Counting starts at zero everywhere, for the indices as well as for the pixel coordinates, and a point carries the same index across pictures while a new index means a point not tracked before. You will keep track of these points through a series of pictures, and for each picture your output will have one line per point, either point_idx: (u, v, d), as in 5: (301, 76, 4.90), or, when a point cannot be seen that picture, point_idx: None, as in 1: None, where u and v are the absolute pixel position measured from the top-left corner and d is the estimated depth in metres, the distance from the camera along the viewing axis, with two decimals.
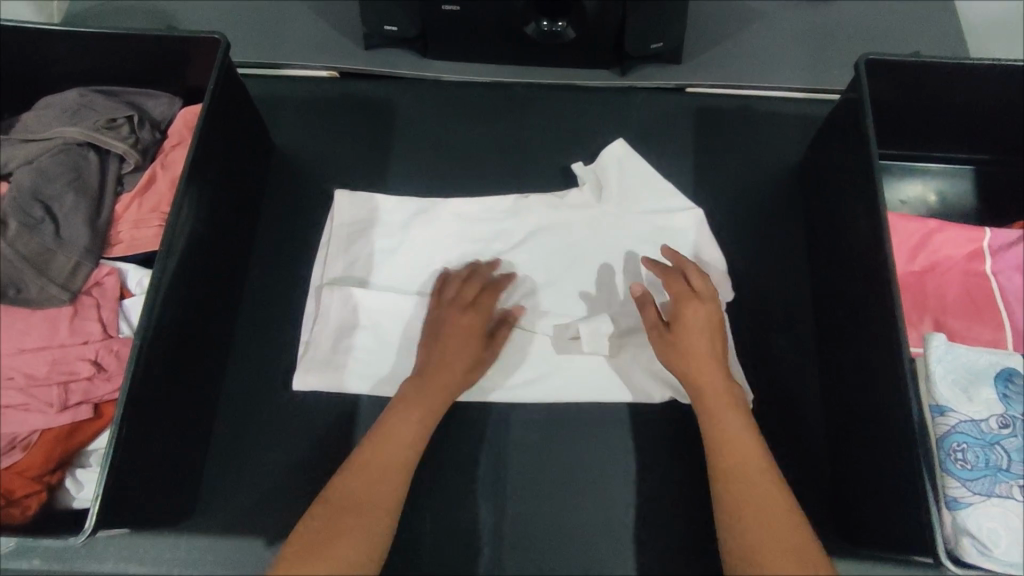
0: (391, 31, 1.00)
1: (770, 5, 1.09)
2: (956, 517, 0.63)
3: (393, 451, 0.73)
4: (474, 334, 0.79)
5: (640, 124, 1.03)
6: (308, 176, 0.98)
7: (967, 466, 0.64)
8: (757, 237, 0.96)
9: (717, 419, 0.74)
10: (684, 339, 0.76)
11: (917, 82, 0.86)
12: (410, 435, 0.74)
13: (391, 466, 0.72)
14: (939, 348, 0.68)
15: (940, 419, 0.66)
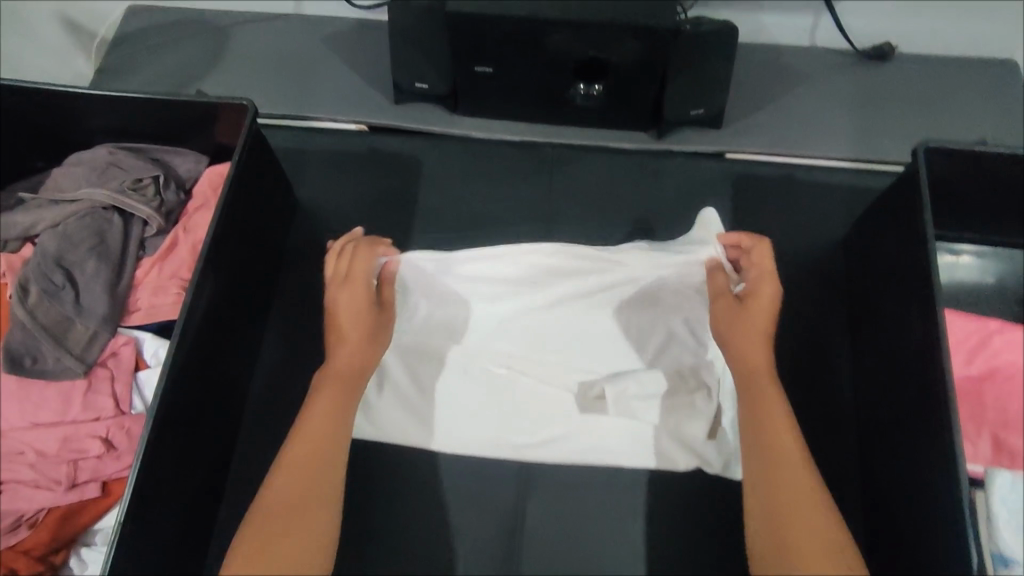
0: (422, 87, 0.98)
1: (818, 68, 1.04)
2: None
3: (314, 437, 0.70)
4: (361, 303, 0.79)
5: (675, 191, 0.98)
6: (330, 234, 0.96)
7: None
8: (797, 317, 0.90)
9: (767, 407, 0.71)
10: (751, 312, 0.76)
11: (978, 168, 0.80)
12: (325, 420, 0.72)
13: (315, 446, 0.70)
14: (1004, 489, 0.63)
15: (1004, 570, 0.62)
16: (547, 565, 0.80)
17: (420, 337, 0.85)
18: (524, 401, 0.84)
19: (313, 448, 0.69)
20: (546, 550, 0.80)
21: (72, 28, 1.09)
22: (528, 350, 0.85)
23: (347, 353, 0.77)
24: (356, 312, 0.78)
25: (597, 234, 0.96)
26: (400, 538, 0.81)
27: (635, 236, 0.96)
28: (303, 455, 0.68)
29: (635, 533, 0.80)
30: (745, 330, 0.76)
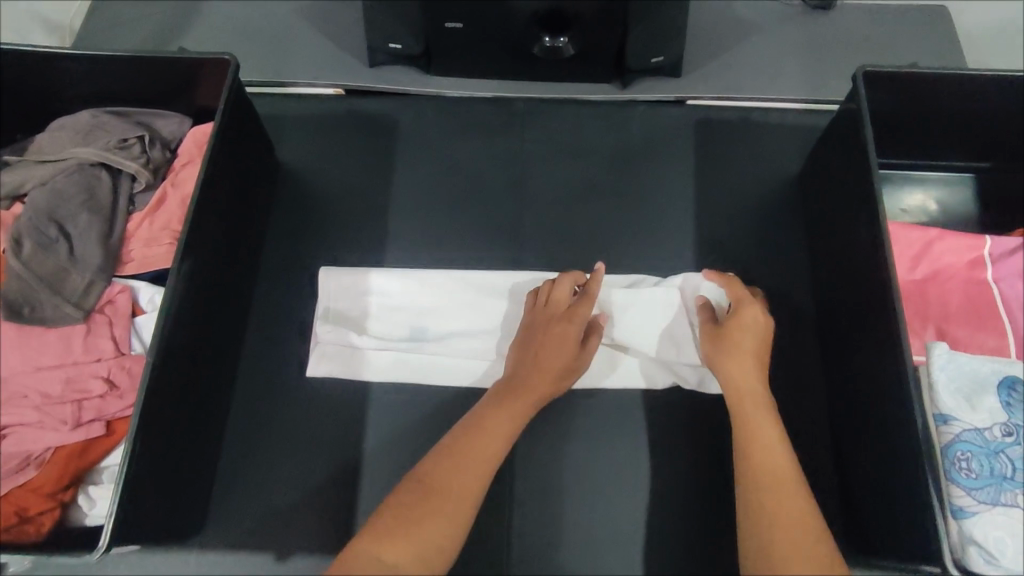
0: (395, 48, 1.01)
1: (768, 17, 1.10)
2: (962, 526, 0.64)
3: (497, 425, 0.74)
4: (566, 335, 0.80)
5: (642, 136, 1.03)
6: (313, 191, 0.99)
7: (972, 475, 0.65)
8: (761, 246, 0.96)
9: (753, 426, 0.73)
10: (734, 334, 0.79)
11: (917, 93, 0.87)
12: (507, 413, 0.75)
13: (494, 437, 0.73)
14: (941, 357, 0.69)
15: (944, 428, 0.67)
16: (539, 482, 0.85)
17: (403, 294, 0.89)
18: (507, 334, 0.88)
19: (487, 442, 0.72)
20: (537, 468, 0.85)
21: (40, 16, 1.06)
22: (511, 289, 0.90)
23: (550, 356, 0.79)
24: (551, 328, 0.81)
25: (571, 179, 1.00)
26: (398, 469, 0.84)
27: (606, 179, 1.00)
28: (478, 447, 0.72)
29: (618, 448, 0.86)
30: (735, 352, 0.78)
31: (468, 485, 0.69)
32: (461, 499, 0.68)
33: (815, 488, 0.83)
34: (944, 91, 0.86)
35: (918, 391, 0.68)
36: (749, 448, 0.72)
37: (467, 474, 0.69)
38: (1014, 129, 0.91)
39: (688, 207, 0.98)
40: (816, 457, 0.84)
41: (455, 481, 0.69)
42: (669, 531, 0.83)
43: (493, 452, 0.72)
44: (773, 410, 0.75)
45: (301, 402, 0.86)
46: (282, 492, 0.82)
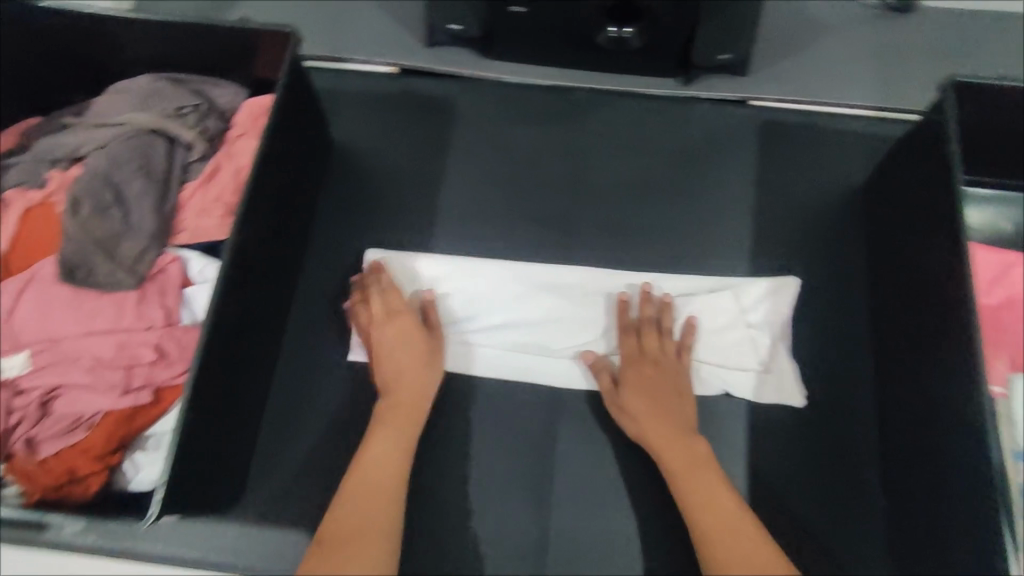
0: (455, 29, 0.99)
1: (843, 17, 1.04)
2: None
3: (382, 458, 0.75)
4: (644, 378, 0.80)
5: (702, 135, 1.00)
6: (363, 170, 0.98)
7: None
8: (821, 256, 0.92)
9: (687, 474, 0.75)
10: (625, 386, 0.80)
11: (1004, 108, 0.82)
12: (385, 446, 0.76)
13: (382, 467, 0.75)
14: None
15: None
16: (578, 484, 0.83)
17: (451, 282, 0.88)
18: (552, 328, 0.87)
19: (381, 474, 0.74)
20: (576, 468, 0.83)
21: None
22: (560, 282, 0.88)
23: (643, 403, 0.79)
24: (416, 345, 0.81)
25: (626, 175, 0.97)
26: (437, 459, 0.83)
27: (662, 177, 0.97)
28: (367, 478, 0.74)
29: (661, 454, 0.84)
30: (629, 406, 0.79)
31: (379, 521, 0.71)
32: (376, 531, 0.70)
33: (862, 511, 0.80)
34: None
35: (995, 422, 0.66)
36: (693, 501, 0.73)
37: (378, 513, 0.71)
38: None
39: (747, 213, 0.95)
40: (864, 480, 0.81)
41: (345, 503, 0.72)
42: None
43: (389, 485, 0.74)
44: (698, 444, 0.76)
45: (343, 383, 0.85)
46: (322, 472, 0.82)
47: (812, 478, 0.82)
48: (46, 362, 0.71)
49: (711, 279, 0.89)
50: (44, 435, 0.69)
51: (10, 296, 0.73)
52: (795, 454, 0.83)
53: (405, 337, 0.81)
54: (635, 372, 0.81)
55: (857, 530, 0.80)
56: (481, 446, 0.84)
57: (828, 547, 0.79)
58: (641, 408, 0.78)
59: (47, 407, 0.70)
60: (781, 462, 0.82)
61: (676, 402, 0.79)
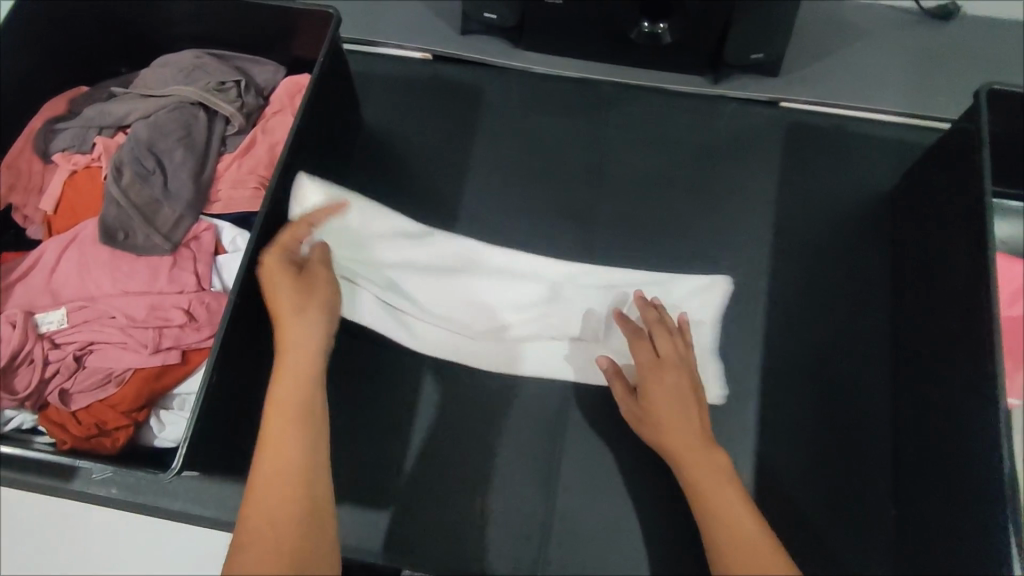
0: (490, 18, 1.00)
1: (881, 21, 1.03)
2: None
3: (286, 450, 0.60)
4: (661, 388, 0.76)
5: (729, 134, 0.99)
6: (391, 153, 1.00)
7: None
8: (843, 261, 0.92)
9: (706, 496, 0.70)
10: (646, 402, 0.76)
11: None
12: (287, 432, 0.61)
13: (278, 464, 0.59)
14: None
15: None
16: (586, 471, 0.84)
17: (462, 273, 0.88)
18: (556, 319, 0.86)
19: (285, 467, 0.59)
20: (583, 455, 0.84)
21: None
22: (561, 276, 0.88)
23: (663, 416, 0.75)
24: (291, 300, 0.68)
25: (650, 170, 0.98)
26: (447, 437, 0.85)
27: (687, 174, 0.97)
28: (278, 466, 0.59)
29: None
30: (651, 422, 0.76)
31: (287, 527, 0.56)
32: (292, 531, 0.56)
33: (869, 516, 0.80)
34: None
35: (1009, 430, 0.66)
36: (713, 524, 0.68)
37: (285, 522, 0.56)
38: None
39: (769, 214, 0.95)
40: (872, 486, 0.81)
41: (261, 510, 0.57)
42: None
43: (297, 482, 0.59)
44: (711, 458, 0.72)
45: (361, 357, 0.88)
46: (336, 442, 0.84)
47: (819, 481, 0.82)
48: (83, 318, 0.74)
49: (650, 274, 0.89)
50: (77, 388, 0.72)
51: (53, 253, 0.77)
52: (804, 456, 0.83)
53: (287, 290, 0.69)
54: (652, 381, 0.76)
55: (862, 535, 0.79)
56: (491, 427, 0.85)
57: (833, 550, 0.79)
58: (660, 414, 0.75)
59: (81, 361, 0.74)
60: (789, 463, 0.82)
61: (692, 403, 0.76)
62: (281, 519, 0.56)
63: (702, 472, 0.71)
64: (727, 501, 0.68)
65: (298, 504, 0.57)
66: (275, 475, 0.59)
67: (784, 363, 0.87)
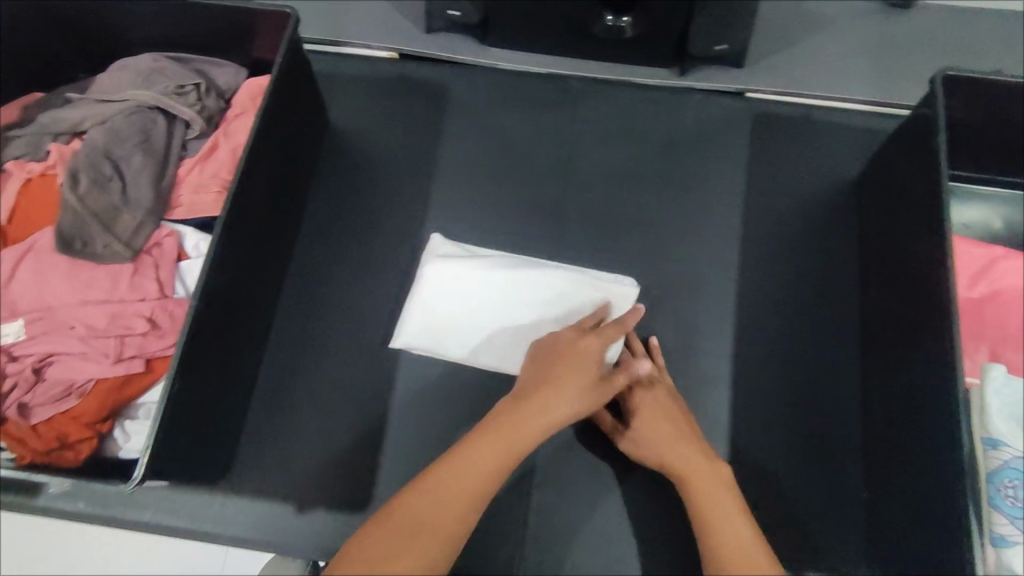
0: (454, 15, 0.99)
1: (842, 10, 1.04)
2: (1000, 555, 0.62)
3: (487, 448, 0.62)
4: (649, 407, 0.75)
5: (696, 125, 1.00)
6: (358, 153, 0.99)
7: (1017, 503, 0.63)
8: (811, 249, 0.92)
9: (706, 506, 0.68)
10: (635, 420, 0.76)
11: (997, 103, 0.82)
12: (497, 452, 0.63)
13: (478, 470, 0.62)
14: (998, 380, 0.66)
15: (993, 453, 0.65)
16: (560, 466, 0.84)
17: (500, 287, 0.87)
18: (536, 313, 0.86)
19: (472, 479, 0.61)
20: (558, 451, 0.84)
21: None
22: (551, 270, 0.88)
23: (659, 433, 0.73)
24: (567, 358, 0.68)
25: (618, 163, 0.98)
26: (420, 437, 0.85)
27: (655, 167, 0.98)
28: (465, 480, 0.61)
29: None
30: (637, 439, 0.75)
31: (439, 538, 0.58)
32: (439, 542, 0.58)
33: (839, 499, 0.81)
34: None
35: (965, 409, 0.66)
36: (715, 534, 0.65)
37: (452, 519, 0.59)
38: None
39: (738, 204, 0.95)
40: (843, 471, 0.82)
41: (419, 512, 0.59)
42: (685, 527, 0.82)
43: (467, 496, 0.61)
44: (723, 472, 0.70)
45: (332, 359, 0.87)
46: (308, 447, 0.83)
47: (792, 468, 0.82)
48: (41, 330, 0.73)
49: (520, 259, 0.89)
50: (37, 401, 0.71)
51: (7, 263, 0.75)
52: (776, 443, 0.83)
53: (579, 365, 0.67)
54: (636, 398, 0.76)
55: (833, 519, 0.80)
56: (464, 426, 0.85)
57: (805, 534, 0.80)
58: (654, 431, 0.74)
59: (41, 373, 0.72)
60: (761, 450, 0.83)
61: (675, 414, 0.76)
62: (432, 526, 0.58)
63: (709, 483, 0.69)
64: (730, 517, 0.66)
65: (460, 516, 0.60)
66: (468, 475, 0.61)
67: (756, 351, 0.87)
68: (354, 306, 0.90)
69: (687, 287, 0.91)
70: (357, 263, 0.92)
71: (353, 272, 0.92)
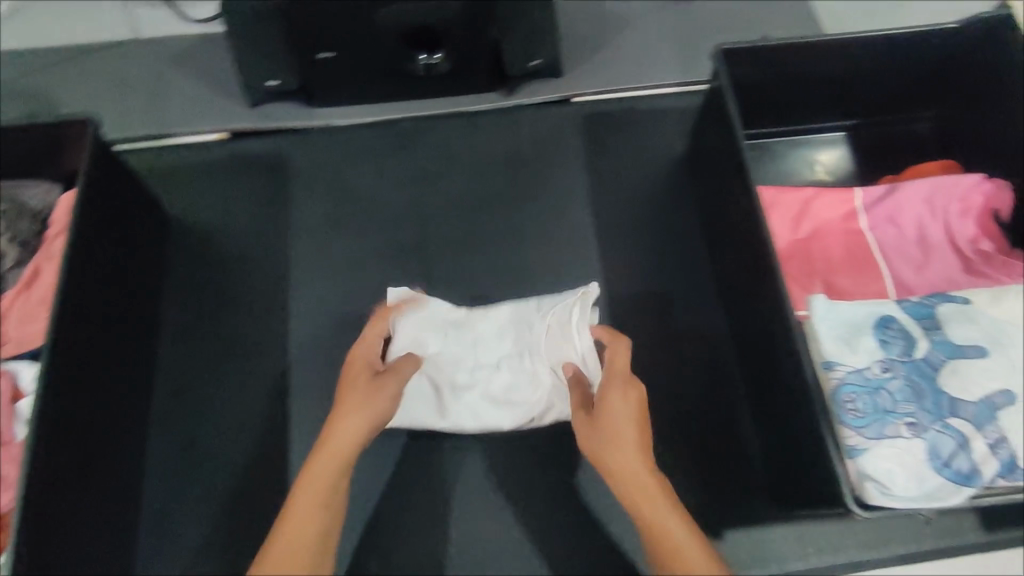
0: (273, 84, 0.99)
1: (640, 8, 1.11)
2: (857, 466, 0.59)
3: (345, 434, 0.67)
4: (630, 413, 0.70)
5: (529, 140, 1.04)
6: (205, 240, 0.98)
7: (858, 414, 0.60)
8: (659, 228, 0.98)
9: (637, 493, 0.66)
10: (608, 423, 0.70)
11: (787, 61, 0.88)
12: (338, 463, 0.66)
13: (338, 464, 0.66)
14: (820, 307, 0.64)
15: (829, 374, 0.62)
16: (466, 493, 0.86)
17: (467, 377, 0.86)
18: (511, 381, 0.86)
19: (327, 484, 0.65)
20: (467, 480, 0.87)
21: None
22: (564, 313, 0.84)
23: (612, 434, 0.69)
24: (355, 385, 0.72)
25: (464, 191, 1.00)
26: None
27: (499, 186, 1.01)
28: (316, 491, 0.65)
29: (541, 447, 0.88)
30: (608, 438, 0.69)
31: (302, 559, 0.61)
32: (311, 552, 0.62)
33: (734, 452, 0.85)
34: (805, 57, 0.88)
35: (801, 345, 0.64)
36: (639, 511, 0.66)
37: (318, 526, 0.64)
38: (877, 83, 0.93)
39: (586, 202, 1.00)
40: (735, 428, 0.86)
41: (286, 538, 0.62)
42: (598, 520, 0.86)
43: (320, 511, 0.64)
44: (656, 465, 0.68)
45: (217, 453, 0.86)
46: (208, 546, 0.83)
47: (688, 435, 0.86)
48: None
49: (480, 396, 0.85)
50: None
51: None
52: (670, 419, 0.87)
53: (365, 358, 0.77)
54: (609, 402, 0.71)
55: (738, 472, 0.84)
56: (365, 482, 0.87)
57: (709, 494, 0.83)
58: (619, 429, 0.69)
59: None
60: (656, 429, 0.86)
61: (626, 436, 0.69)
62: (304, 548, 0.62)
63: (636, 454, 0.68)
64: (662, 504, 0.66)
65: (317, 517, 0.64)
66: (333, 473, 0.66)
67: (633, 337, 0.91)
68: (229, 395, 0.89)
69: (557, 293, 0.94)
70: (225, 351, 0.91)
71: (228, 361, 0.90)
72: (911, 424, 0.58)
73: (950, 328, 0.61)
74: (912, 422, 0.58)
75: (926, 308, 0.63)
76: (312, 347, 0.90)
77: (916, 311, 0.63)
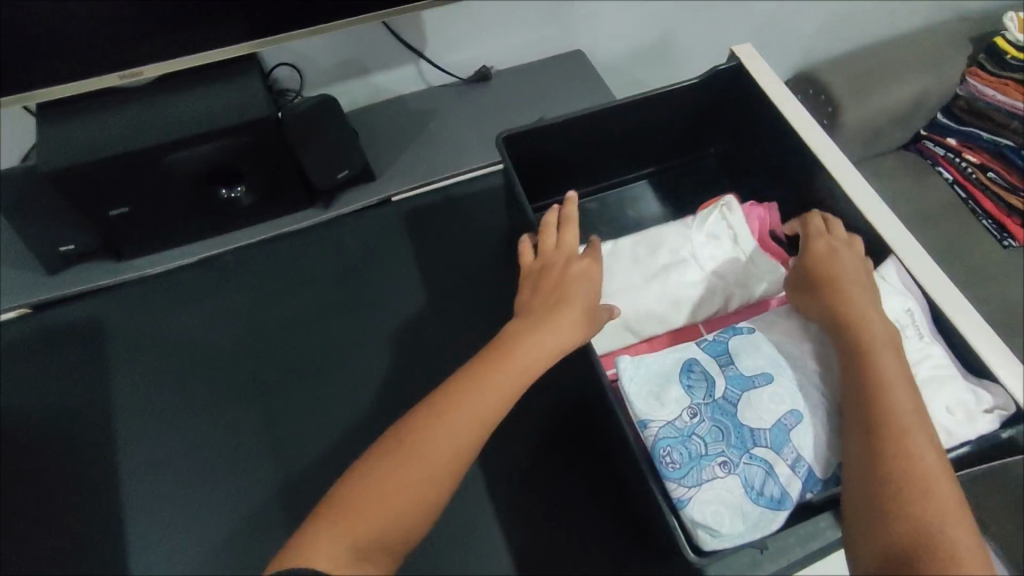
0: (70, 249, 0.94)
1: (442, 98, 1.15)
2: (686, 514, 0.61)
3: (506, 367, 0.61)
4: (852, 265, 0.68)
5: (355, 248, 1.05)
6: (18, 425, 0.91)
7: (676, 465, 0.62)
8: (497, 305, 1.01)
9: (865, 332, 0.62)
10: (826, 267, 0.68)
11: (575, 130, 0.91)
12: (507, 375, 0.61)
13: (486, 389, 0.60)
14: (627, 367, 0.67)
15: (646, 431, 0.65)
16: None
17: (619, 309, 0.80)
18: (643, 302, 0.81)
19: (470, 416, 0.58)
20: None
21: None
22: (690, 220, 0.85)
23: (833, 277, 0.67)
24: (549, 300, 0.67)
25: (296, 314, 0.99)
26: None
27: (332, 299, 1.01)
28: (489, 380, 0.60)
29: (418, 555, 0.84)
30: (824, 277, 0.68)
31: (428, 474, 0.55)
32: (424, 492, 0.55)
33: (606, 511, 0.86)
34: (591, 125, 0.91)
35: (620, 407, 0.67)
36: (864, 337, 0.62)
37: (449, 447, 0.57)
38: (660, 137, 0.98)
39: (421, 296, 1.02)
40: (603, 485, 0.88)
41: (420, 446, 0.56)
42: None
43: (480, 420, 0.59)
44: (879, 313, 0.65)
45: None
46: None
47: (560, 504, 0.87)
48: None
49: (691, 285, 0.82)
50: None
51: None
52: (539, 491, 0.88)
53: (587, 285, 0.68)
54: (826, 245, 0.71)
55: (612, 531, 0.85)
56: None
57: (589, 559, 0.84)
58: (841, 277, 0.67)
59: None
60: (526, 506, 0.87)
61: (851, 295, 0.65)
62: (423, 473, 0.55)
63: (863, 300, 0.65)
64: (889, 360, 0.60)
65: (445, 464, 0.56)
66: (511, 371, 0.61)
67: None
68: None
69: (409, 393, 0.94)
70: (54, 542, 0.85)
71: (64, 555, 0.85)
72: (723, 462, 0.62)
73: (741, 361, 0.67)
74: (724, 461, 0.63)
75: (721, 344, 0.69)
76: (156, 517, 0.86)
77: (713, 349, 0.69)
